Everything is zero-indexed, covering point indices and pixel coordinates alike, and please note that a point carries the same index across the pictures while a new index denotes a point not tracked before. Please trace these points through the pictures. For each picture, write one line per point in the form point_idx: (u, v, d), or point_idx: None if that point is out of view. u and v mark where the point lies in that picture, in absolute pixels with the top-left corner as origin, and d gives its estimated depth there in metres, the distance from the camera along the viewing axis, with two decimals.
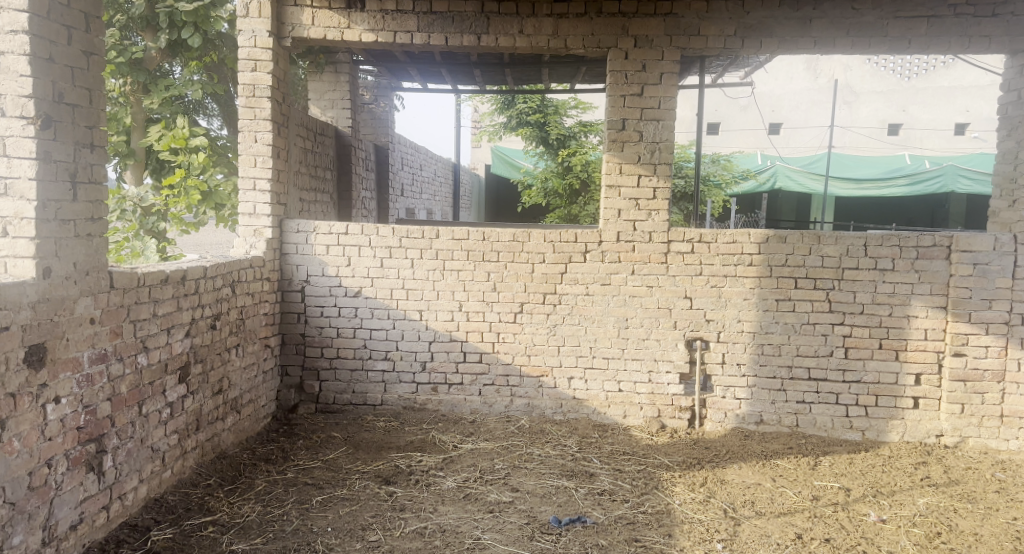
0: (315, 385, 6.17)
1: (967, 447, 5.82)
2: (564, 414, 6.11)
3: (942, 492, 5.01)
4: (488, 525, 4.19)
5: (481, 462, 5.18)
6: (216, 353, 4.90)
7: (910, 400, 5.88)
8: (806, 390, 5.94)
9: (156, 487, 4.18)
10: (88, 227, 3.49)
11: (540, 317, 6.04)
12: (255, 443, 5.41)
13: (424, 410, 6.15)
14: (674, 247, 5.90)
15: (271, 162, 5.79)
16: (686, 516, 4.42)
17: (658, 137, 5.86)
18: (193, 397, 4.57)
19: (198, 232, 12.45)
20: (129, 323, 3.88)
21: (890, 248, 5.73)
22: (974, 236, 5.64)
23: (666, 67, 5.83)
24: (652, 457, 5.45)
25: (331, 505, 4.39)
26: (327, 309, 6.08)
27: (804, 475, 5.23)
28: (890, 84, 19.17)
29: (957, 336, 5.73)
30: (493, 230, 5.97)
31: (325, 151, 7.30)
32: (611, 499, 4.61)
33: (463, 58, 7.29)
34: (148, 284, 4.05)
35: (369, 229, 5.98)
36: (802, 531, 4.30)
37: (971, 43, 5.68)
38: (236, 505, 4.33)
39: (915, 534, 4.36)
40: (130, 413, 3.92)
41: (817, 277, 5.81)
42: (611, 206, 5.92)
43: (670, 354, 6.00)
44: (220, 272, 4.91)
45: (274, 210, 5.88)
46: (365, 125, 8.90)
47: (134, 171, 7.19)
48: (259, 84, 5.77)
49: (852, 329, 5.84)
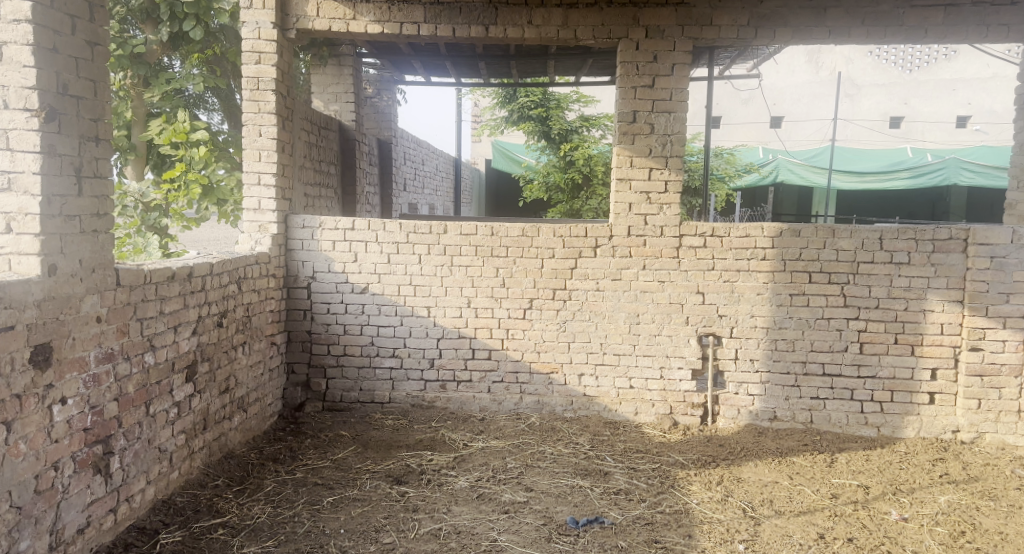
0: (321, 383, 6.07)
1: (984, 443, 5.74)
2: (574, 411, 6.03)
3: (962, 489, 4.93)
4: (504, 526, 4.10)
5: (493, 461, 5.09)
6: (223, 351, 4.80)
7: (925, 395, 5.80)
8: (820, 385, 5.85)
9: (163, 489, 4.08)
10: (94, 223, 3.39)
11: (549, 313, 5.94)
12: (263, 442, 5.31)
13: (432, 408, 6.06)
14: (687, 241, 5.80)
15: (275, 156, 5.68)
16: (705, 516, 4.33)
17: (669, 129, 5.76)
18: (200, 396, 4.48)
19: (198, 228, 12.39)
20: (136, 321, 3.78)
21: (906, 241, 5.64)
22: (991, 229, 5.55)
23: (678, 58, 5.72)
24: (666, 455, 5.36)
25: (342, 506, 4.30)
26: (333, 305, 5.98)
27: (822, 473, 5.15)
28: (891, 77, 19.04)
29: (974, 331, 5.64)
30: (502, 225, 5.87)
31: (328, 146, 7.19)
32: (627, 499, 4.53)
33: (468, 49, 7.17)
34: (155, 282, 3.94)
35: (376, 224, 5.88)
36: (824, 531, 4.22)
37: (989, 32, 5.59)
38: (245, 506, 4.23)
39: (939, 533, 4.28)
40: (137, 413, 3.82)
41: (832, 272, 5.72)
42: (622, 200, 5.82)
43: (681, 350, 5.91)
44: (226, 268, 4.81)
45: (279, 205, 5.77)
46: (368, 119, 8.79)
47: (135, 166, 7.09)
48: (264, 77, 5.66)
49: (867, 324, 5.75)
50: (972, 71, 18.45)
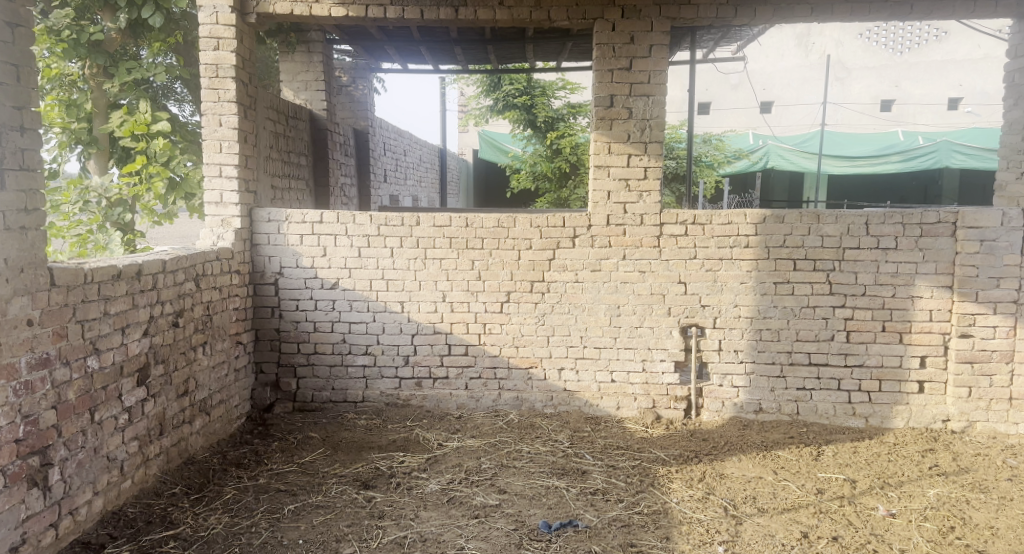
0: (291, 383, 5.86)
1: (975, 432, 5.58)
2: (555, 407, 5.83)
3: (952, 482, 4.76)
4: (473, 533, 3.91)
5: (467, 461, 4.89)
6: (180, 352, 4.59)
7: (914, 384, 5.62)
8: (806, 376, 5.67)
9: (113, 499, 3.91)
10: (20, 219, 3.22)
11: (528, 306, 5.74)
12: (227, 446, 5.11)
13: (408, 406, 5.84)
14: (668, 230, 5.60)
15: (237, 147, 5.46)
16: (685, 516, 4.15)
17: (648, 114, 5.55)
18: (155, 401, 4.28)
19: (175, 225, 12.23)
20: (76, 324, 3.59)
21: (893, 226, 5.45)
22: (980, 211, 5.36)
23: (656, 39, 5.50)
24: (647, 451, 5.17)
25: (304, 514, 4.10)
26: (302, 302, 5.76)
27: (807, 467, 4.96)
28: (881, 59, 18.78)
29: (964, 317, 5.46)
30: (477, 216, 5.65)
31: (298, 136, 6.95)
32: (604, 499, 4.34)
33: (442, 34, 6.96)
34: (97, 281, 3.74)
35: (345, 217, 5.65)
36: (808, 530, 4.03)
37: (977, 7, 5.39)
38: (201, 516, 4.04)
39: (928, 529, 4.10)
40: (80, 421, 3.64)
41: (817, 259, 5.53)
42: (600, 188, 5.61)
43: (664, 342, 5.71)
44: (181, 265, 4.59)
45: (242, 198, 5.54)
46: (343, 109, 8.52)
47: (98, 160, 6.81)
48: (223, 64, 5.41)
49: (854, 312, 5.57)
50: (963, 52, 18.27)
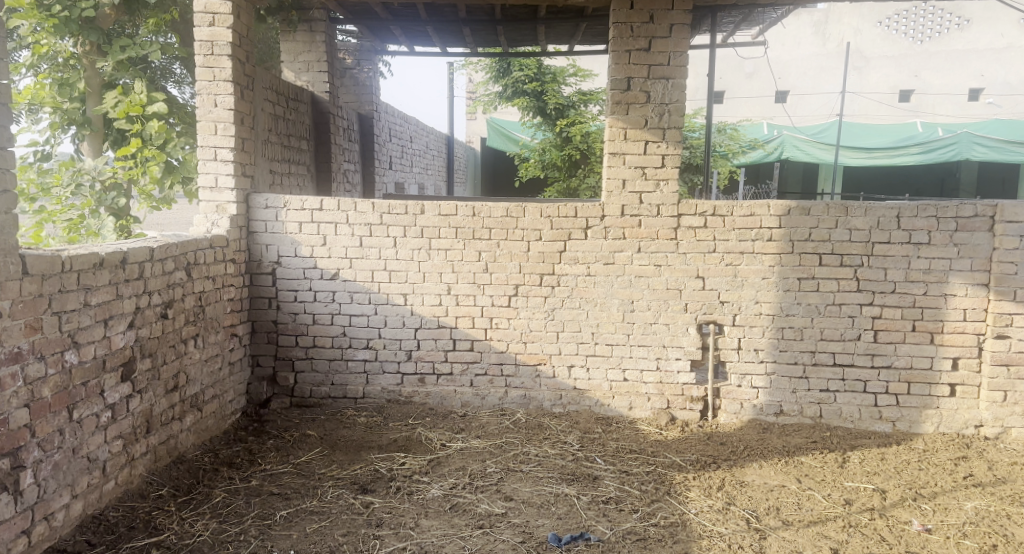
0: (289, 377, 5.60)
1: (1010, 439, 5.25)
2: (564, 406, 5.55)
3: (990, 494, 4.45)
4: (477, 546, 3.65)
5: (472, 464, 4.62)
6: (169, 345, 4.34)
7: (946, 387, 5.31)
8: (831, 377, 5.36)
9: (94, 502, 3.67)
10: None
11: (537, 300, 5.44)
12: (220, 443, 4.85)
13: (410, 403, 5.58)
14: (686, 221, 5.28)
15: (233, 129, 5.16)
16: (705, 530, 3.87)
17: (667, 98, 5.23)
18: (140, 397, 4.03)
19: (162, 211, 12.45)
20: (52, 315, 3.34)
21: (927, 219, 5.11)
22: (1021, 205, 5.00)
23: (676, 18, 5.15)
24: (661, 455, 4.88)
25: (297, 521, 3.85)
26: (301, 293, 5.49)
27: (833, 475, 4.67)
28: (901, 49, 18.32)
29: (1000, 317, 5.13)
30: (484, 204, 5.35)
31: (299, 119, 6.66)
32: (618, 509, 4.07)
33: (450, 14, 6.62)
34: (77, 270, 3.49)
35: (346, 204, 5.37)
36: (838, 546, 3.77)
37: None
38: (187, 522, 3.79)
39: (968, 547, 3.82)
40: (56, 420, 3.40)
41: (844, 253, 5.21)
42: (615, 175, 5.30)
43: (680, 339, 5.41)
44: (170, 253, 4.32)
45: (238, 182, 5.26)
46: (347, 92, 8.30)
47: (92, 142, 6.51)
48: (219, 41, 5.11)
49: (883, 310, 5.25)
50: (986, 42, 17.76)
